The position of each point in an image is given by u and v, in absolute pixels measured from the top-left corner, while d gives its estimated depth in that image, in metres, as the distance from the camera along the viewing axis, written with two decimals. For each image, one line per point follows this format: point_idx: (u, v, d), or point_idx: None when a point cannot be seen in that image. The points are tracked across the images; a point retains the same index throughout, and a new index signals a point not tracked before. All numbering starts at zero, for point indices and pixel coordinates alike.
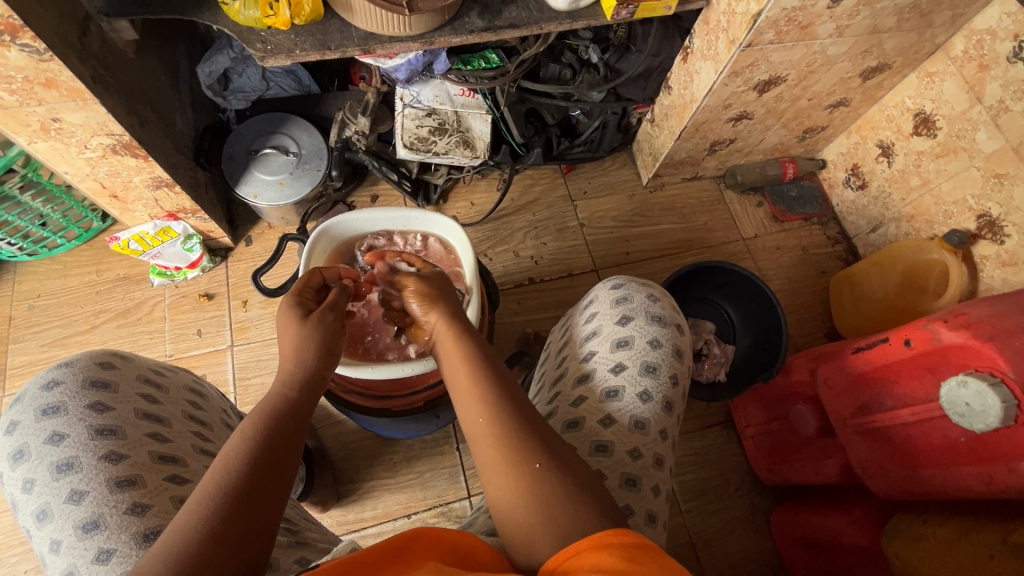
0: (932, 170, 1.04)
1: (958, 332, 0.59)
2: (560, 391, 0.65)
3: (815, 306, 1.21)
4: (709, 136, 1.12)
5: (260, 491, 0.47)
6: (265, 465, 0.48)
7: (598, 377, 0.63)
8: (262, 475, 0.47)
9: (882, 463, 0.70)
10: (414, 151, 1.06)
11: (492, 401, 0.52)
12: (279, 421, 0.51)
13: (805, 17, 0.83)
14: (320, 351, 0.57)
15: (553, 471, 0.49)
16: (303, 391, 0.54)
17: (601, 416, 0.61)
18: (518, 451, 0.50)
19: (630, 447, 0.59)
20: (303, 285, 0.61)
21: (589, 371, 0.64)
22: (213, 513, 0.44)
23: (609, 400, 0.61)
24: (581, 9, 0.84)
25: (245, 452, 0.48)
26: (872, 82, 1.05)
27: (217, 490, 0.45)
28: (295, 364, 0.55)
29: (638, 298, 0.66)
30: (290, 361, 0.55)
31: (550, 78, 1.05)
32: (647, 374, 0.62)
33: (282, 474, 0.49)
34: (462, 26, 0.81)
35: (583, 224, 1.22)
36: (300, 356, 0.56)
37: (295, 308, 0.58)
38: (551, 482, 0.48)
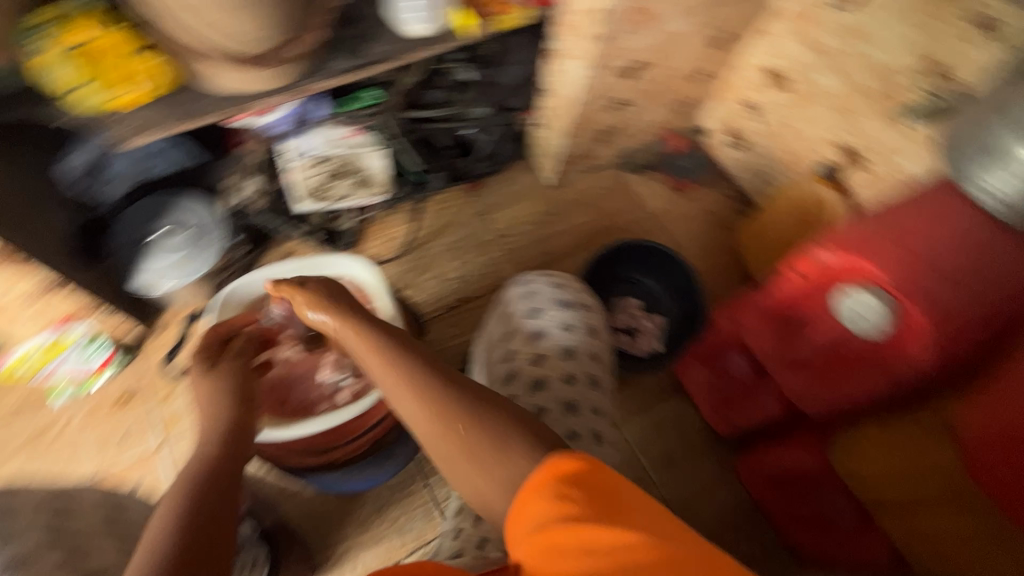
0: (793, 117, 1.15)
1: (836, 253, 0.64)
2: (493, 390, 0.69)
3: (730, 261, 1.28)
4: (595, 127, 1.18)
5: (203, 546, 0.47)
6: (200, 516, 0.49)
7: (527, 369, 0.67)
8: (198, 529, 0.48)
9: (810, 388, 0.74)
10: (317, 200, 1.07)
11: (417, 395, 0.55)
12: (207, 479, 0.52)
13: (643, 4, 0.89)
14: (235, 401, 0.60)
15: (484, 438, 0.53)
16: (224, 442, 0.56)
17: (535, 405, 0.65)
18: (448, 423, 0.54)
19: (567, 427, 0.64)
20: (208, 340, 0.65)
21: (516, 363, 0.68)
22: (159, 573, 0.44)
23: (540, 389, 0.66)
24: (439, 33, 0.88)
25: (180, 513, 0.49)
26: (723, 50, 1.14)
27: (155, 554, 0.46)
28: (213, 416, 0.58)
29: (545, 293, 0.72)
30: (208, 415, 0.58)
31: (433, 103, 1.08)
32: (568, 358, 0.68)
33: (219, 523, 0.49)
34: (327, 70, 0.82)
35: (501, 235, 1.25)
36: (216, 410, 0.58)
37: (201, 363, 0.62)
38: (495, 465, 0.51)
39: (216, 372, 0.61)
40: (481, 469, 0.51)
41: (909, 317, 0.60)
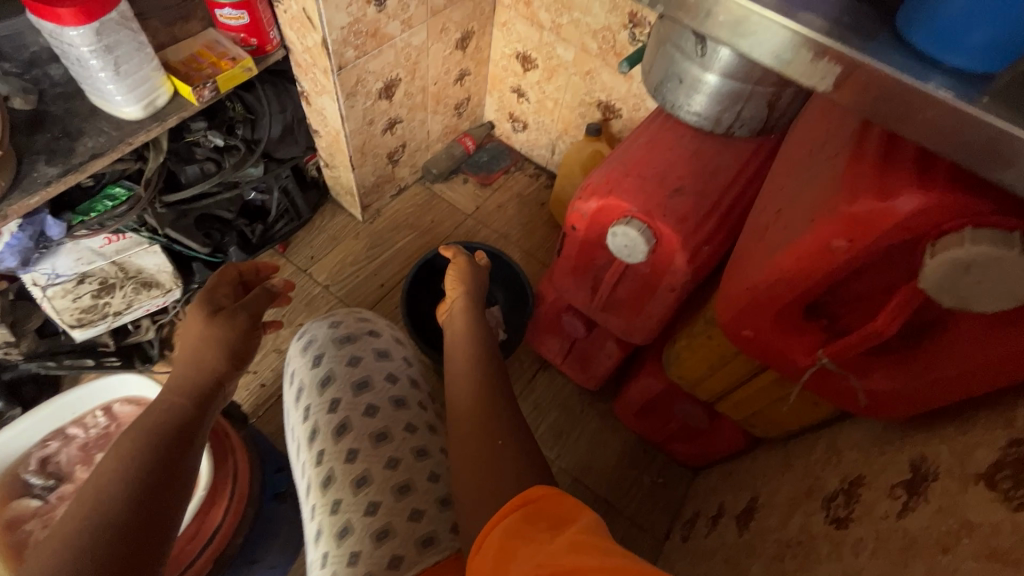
0: (553, 90, 1.25)
1: (592, 200, 0.71)
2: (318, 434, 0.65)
3: (554, 232, 1.36)
4: (381, 152, 1.18)
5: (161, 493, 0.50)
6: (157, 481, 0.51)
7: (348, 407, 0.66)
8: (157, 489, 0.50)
9: (628, 322, 0.81)
10: (89, 326, 0.94)
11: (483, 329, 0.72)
12: (173, 430, 0.56)
13: (367, 27, 0.91)
14: (225, 355, 0.65)
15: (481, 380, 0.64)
16: (190, 407, 0.59)
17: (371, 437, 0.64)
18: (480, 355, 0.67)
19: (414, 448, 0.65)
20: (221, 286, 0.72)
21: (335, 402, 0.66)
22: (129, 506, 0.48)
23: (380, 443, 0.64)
24: (162, 108, 0.82)
25: (149, 455, 0.52)
26: (471, 48, 1.21)
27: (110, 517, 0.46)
28: (190, 375, 0.62)
29: (357, 331, 0.72)
30: (191, 369, 0.63)
31: (194, 179, 0.98)
32: (400, 407, 0.67)
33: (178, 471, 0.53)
34: (34, 182, 0.73)
35: (328, 285, 1.20)
36: (203, 359, 0.63)
37: (208, 307, 0.68)
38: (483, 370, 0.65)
39: (219, 318, 0.66)
40: (469, 375, 0.65)
41: (658, 235, 0.67)
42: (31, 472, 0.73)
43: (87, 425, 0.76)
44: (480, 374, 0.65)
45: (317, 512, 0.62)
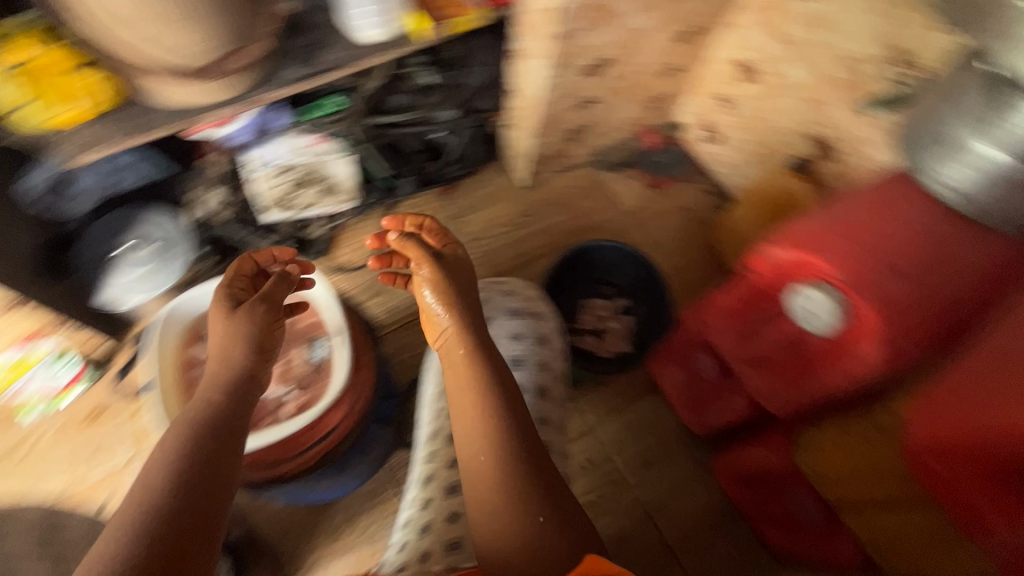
0: (766, 110, 1.13)
1: (790, 250, 0.63)
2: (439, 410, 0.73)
3: (708, 258, 1.27)
4: (565, 127, 1.17)
5: (198, 499, 0.54)
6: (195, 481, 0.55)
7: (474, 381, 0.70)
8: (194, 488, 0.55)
9: (774, 387, 0.73)
10: (283, 209, 1.07)
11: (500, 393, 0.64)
12: (212, 431, 0.59)
13: (602, 2, 0.88)
14: (250, 349, 0.66)
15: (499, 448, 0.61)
16: (227, 402, 0.62)
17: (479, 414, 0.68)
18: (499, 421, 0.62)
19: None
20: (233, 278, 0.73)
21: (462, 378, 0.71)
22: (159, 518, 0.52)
23: None
24: (396, 38, 0.87)
25: (184, 463, 0.56)
26: (693, 44, 1.13)
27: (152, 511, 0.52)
28: (226, 364, 0.65)
29: (497, 303, 0.77)
30: (223, 360, 0.65)
31: (399, 107, 1.06)
32: (516, 368, 0.73)
33: (218, 473, 0.57)
34: (280, 79, 0.81)
35: (475, 238, 1.24)
36: (232, 354, 0.65)
37: (227, 302, 0.69)
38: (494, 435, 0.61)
39: (240, 312, 0.67)
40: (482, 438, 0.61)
41: (861, 316, 0.58)
42: None
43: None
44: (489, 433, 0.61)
45: (432, 458, 0.72)
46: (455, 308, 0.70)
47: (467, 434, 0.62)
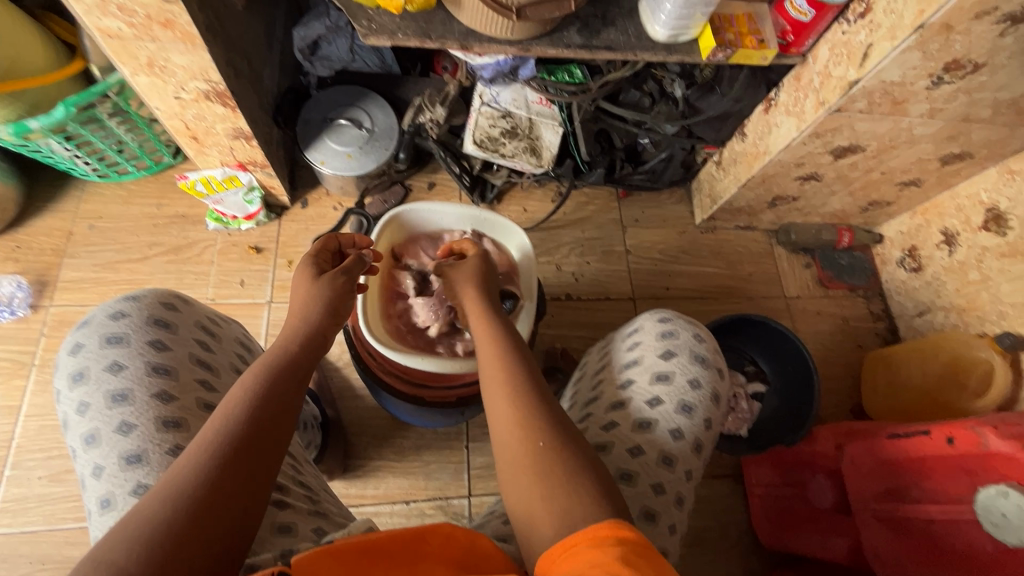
0: (994, 269, 1.02)
1: (1007, 443, 0.58)
2: (592, 412, 0.62)
3: (844, 379, 1.19)
4: (774, 190, 1.11)
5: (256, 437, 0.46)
6: (266, 416, 0.48)
7: (634, 406, 0.60)
8: (262, 423, 0.47)
9: (898, 555, 0.68)
10: (481, 149, 1.07)
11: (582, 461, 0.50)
12: (281, 373, 0.52)
13: (900, 93, 0.82)
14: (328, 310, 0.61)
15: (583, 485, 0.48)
16: (305, 346, 0.56)
17: (630, 445, 0.57)
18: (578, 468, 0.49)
19: (654, 481, 0.56)
20: (321, 248, 0.67)
21: (624, 399, 0.60)
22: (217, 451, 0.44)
23: (641, 431, 0.58)
24: (678, 44, 0.85)
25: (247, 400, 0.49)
26: (950, 168, 1.03)
27: (215, 440, 0.45)
28: (302, 319, 0.58)
29: (684, 335, 0.63)
30: (298, 316, 0.59)
31: (628, 103, 1.06)
32: (682, 413, 0.59)
33: (279, 416, 0.49)
34: (561, 40, 0.82)
35: (629, 252, 1.23)
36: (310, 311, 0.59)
37: (311, 268, 0.64)
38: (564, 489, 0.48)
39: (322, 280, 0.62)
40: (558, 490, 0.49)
41: None
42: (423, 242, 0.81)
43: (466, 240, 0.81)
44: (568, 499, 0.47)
45: None
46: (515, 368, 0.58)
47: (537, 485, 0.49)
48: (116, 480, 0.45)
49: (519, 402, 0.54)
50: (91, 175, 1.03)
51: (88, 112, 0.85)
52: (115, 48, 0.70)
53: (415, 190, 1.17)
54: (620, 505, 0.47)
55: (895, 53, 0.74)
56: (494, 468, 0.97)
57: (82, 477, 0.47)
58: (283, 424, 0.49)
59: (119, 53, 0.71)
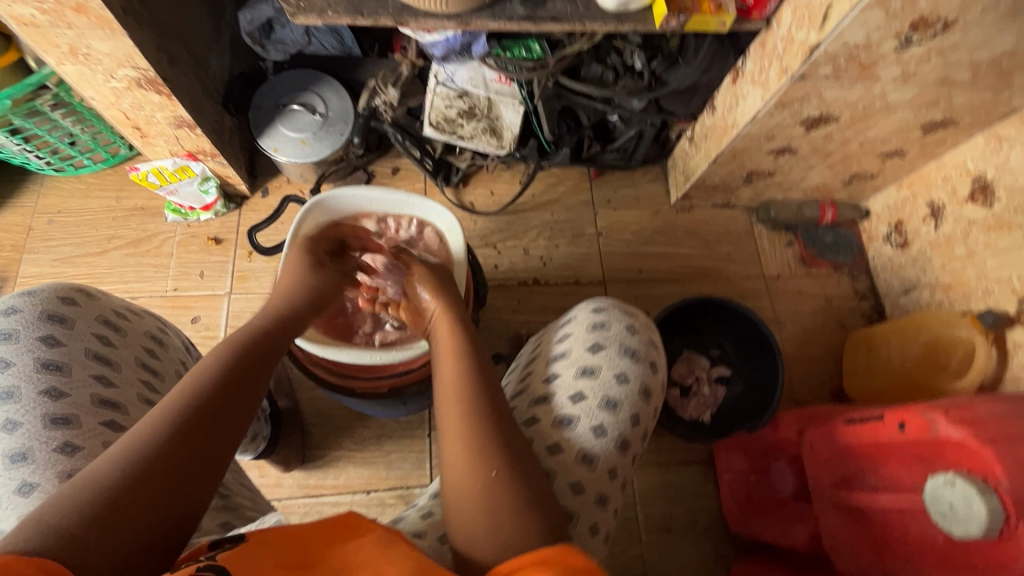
0: (980, 242, 0.96)
1: (958, 428, 0.54)
2: (518, 406, 0.60)
3: (825, 361, 1.15)
4: (747, 165, 1.06)
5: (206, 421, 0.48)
6: (244, 367, 0.53)
7: (556, 402, 0.57)
8: (239, 371, 0.53)
9: (854, 545, 0.66)
10: (439, 131, 1.04)
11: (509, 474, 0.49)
12: (250, 368, 0.54)
13: (867, 57, 0.76)
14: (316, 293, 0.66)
15: (504, 483, 0.49)
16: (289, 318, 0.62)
17: (549, 442, 0.55)
18: (511, 477, 0.49)
19: (573, 479, 0.54)
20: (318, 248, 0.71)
21: (547, 394, 0.58)
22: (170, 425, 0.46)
23: (562, 428, 0.56)
24: (630, 13, 0.80)
25: (204, 382, 0.50)
26: (933, 137, 0.97)
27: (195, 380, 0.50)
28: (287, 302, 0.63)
29: (616, 327, 0.60)
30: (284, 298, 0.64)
31: (590, 78, 1.00)
32: (606, 409, 0.56)
33: (235, 400, 0.51)
34: (502, 12, 0.78)
35: (601, 234, 1.19)
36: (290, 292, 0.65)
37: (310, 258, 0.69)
38: (502, 497, 0.48)
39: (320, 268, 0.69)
40: (484, 489, 0.49)
41: (1006, 535, 0.49)
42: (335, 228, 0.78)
43: (399, 227, 0.79)
44: (504, 511, 0.48)
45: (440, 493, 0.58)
46: (470, 380, 0.56)
47: (467, 491, 0.49)
48: (0, 479, 0.45)
49: (466, 413, 0.53)
50: (48, 169, 1.02)
51: (28, 104, 0.84)
52: (33, 36, 0.68)
53: (378, 175, 1.15)
54: (549, 515, 0.48)
55: (853, 12, 0.69)
56: None
57: None
58: (250, 389, 0.52)
59: (38, 42, 0.69)
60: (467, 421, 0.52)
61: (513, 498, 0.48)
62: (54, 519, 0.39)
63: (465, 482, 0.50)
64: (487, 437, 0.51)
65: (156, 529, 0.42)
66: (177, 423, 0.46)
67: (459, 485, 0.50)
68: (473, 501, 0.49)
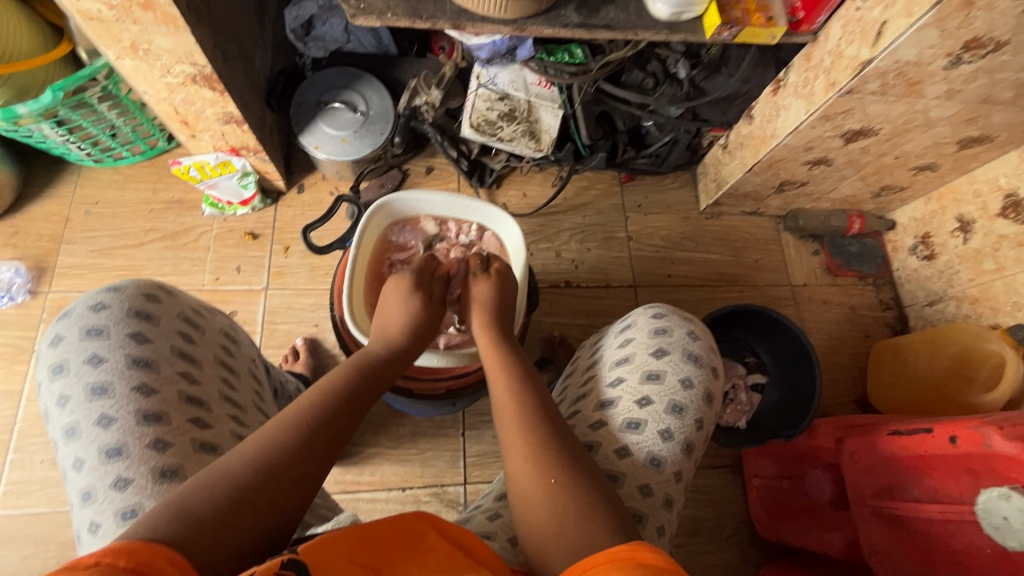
0: (1010, 257, 0.98)
1: (1013, 443, 0.56)
2: (581, 410, 0.61)
3: (849, 369, 1.17)
4: (781, 174, 1.07)
5: (318, 442, 0.49)
6: (357, 392, 0.55)
7: (622, 406, 0.58)
8: (354, 397, 0.54)
9: (894, 552, 0.67)
10: (478, 133, 1.04)
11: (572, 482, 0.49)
12: (353, 388, 0.55)
13: (916, 74, 0.78)
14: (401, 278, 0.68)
15: (566, 491, 0.49)
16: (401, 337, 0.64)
17: (617, 446, 0.57)
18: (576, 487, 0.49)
19: (642, 482, 0.55)
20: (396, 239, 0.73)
21: (612, 398, 0.59)
22: (286, 440, 0.47)
23: (628, 432, 0.57)
24: (682, 22, 0.81)
25: (324, 405, 0.52)
26: (968, 152, 0.98)
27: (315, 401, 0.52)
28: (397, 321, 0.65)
29: (677, 333, 0.61)
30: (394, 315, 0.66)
31: (630, 85, 1.01)
32: (672, 414, 0.57)
33: (347, 428, 0.52)
34: (558, 19, 0.79)
35: (631, 238, 1.20)
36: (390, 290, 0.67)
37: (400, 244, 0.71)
38: (568, 504, 0.48)
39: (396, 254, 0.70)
40: (546, 496, 0.49)
41: None
42: (398, 228, 0.80)
43: (460, 231, 0.81)
44: (569, 520, 0.47)
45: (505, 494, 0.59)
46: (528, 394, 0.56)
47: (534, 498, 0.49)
48: (98, 474, 0.46)
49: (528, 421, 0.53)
50: (87, 160, 1.02)
51: (77, 96, 0.84)
52: (96, 31, 0.68)
53: (413, 174, 1.15)
54: (621, 523, 0.48)
55: (910, 31, 0.70)
56: (490, 456, 0.97)
57: (64, 469, 0.47)
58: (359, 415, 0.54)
59: (101, 36, 0.69)
60: (536, 425, 0.53)
61: (580, 504, 0.48)
62: (184, 513, 0.41)
63: (530, 489, 0.50)
64: (550, 446, 0.51)
65: (255, 542, 0.43)
66: (296, 440, 0.48)
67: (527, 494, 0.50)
68: (541, 510, 0.49)
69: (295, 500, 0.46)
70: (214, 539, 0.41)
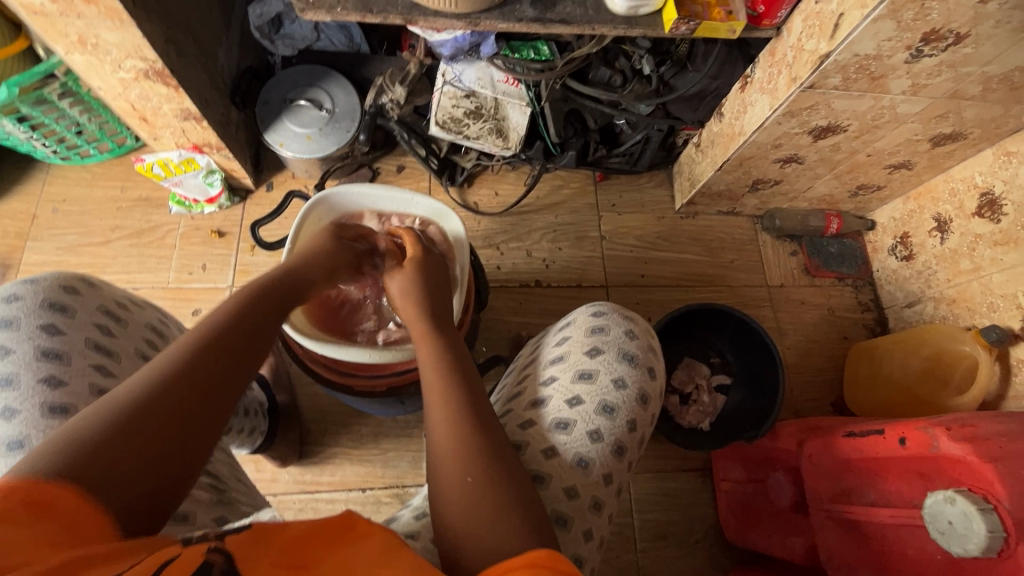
0: (986, 257, 0.96)
1: (959, 445, 0.54)
2: (513, 409, 0.60)
3: (827, 371, 1.14)
4: (753, 173, 1.05)
5: (213, 373, 0.48)
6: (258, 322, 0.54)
7: (552, 406, 0.57)
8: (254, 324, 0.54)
9: (852, 559, 0.65)
10: (445, 130, 1.04)
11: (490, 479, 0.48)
12: (252, 315, 0.54)
13: (878, 68, 0.76)
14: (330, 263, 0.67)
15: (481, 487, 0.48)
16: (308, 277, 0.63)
17: (544, 446, 0.55)
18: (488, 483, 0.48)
19: (568, 484, 0.54)
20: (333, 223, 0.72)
21: (543, 398, 0.58)
22: (179, 370, 0.46)
23: (556, 432, 0.55)
24: (639, 17, 0.80)
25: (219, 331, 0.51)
26: (942, 149, 0.96)
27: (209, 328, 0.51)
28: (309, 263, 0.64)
29: (615, 332, 0.60)
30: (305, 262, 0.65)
31: (598, 82, 1.00)
32: (603, 414, 0.56)
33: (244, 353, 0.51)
34: (512, 13, 0.78)
35: (605, 238, 1.18)
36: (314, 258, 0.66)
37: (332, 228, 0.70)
38: (480, 502, 0.47)
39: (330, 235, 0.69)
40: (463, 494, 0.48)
41: (1004, 555, 0.49)
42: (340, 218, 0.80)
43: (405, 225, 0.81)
44: (482, 519, 0.46)
45: None
46: (454, 386, 0.55)
47: (451, 496, 0.48)
48: None
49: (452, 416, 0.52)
50: (54, 158, 1.03)
51: (35, 92, 0.84)
52: (42, 24, 0.68)
53: (383, 173, 1.14)
54: (534, 522, 0.47)
55: (864, 23, 0.68)
56: None
57: None
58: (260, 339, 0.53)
59: (47, 30, 0.69)
60: (458, 423, 0.52)
61: (492, 502, 0.47)
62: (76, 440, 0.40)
63: (447, 487, 0.49)
64: (472, 442, 0.50)
65: (162, 463, 0.43)
66: (189, 361, 0.47)
67: (442, 492, 0.49)
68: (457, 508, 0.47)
69: (200, 420, 0.46)
70: (99, 474, 0.39)
